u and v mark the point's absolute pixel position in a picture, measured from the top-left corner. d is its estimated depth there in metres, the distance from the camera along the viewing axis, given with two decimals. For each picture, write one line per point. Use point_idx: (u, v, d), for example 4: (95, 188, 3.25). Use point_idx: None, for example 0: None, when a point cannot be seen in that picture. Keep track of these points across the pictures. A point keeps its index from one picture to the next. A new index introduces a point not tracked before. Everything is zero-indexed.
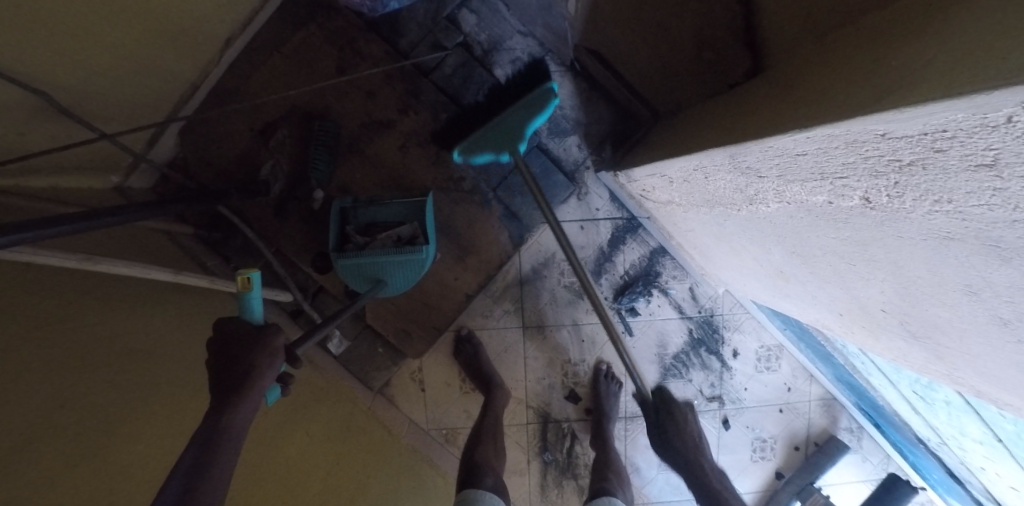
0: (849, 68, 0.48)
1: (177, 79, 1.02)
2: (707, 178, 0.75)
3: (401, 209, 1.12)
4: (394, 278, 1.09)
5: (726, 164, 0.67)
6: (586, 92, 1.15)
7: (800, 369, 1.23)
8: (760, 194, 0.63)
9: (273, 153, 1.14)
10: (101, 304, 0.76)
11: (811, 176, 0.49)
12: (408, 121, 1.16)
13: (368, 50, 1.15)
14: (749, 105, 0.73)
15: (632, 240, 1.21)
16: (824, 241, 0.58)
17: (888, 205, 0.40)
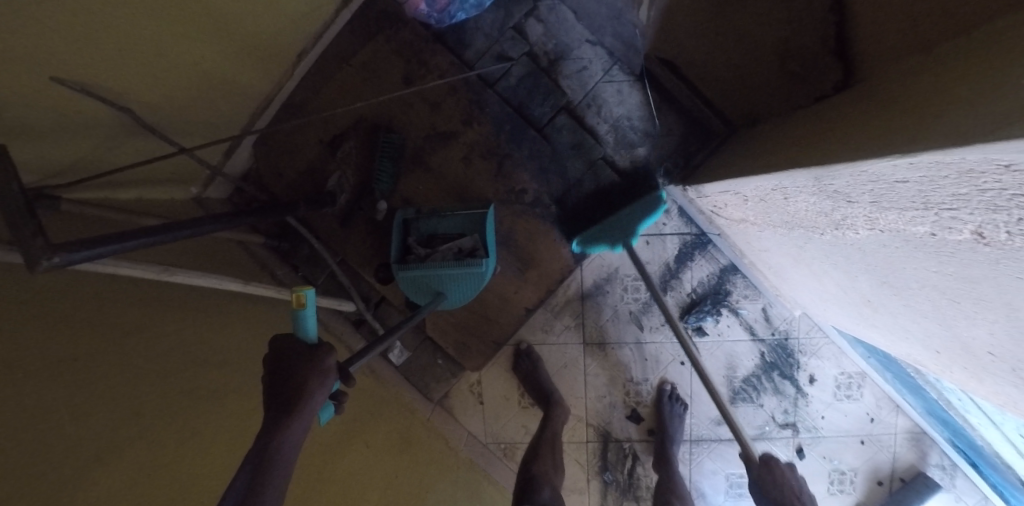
0: (966, 81, 0.46)
1: (247, 91, 1.08)
2: (790, 197, 0.71)
3: (462, 221, 1.12)
4: (453, 290, 1.10)
5: (810, 186, 0.65)
6: (655, 102, 1.11)
7: (887, 399, 1.12)
8: (850, 219, 0.61)
9: (341, 165, 1.17)
10: (160, 313, 0.81)
11: (913, 205, 0.48)
12: (471, 133, 1.17)
13: (434, 62, 1.17)
14: (851, 114, 0.67)
15: (700, 256, 1.14)
16: (922, 273, 0.56)
17: (1009, 244, 0.38)
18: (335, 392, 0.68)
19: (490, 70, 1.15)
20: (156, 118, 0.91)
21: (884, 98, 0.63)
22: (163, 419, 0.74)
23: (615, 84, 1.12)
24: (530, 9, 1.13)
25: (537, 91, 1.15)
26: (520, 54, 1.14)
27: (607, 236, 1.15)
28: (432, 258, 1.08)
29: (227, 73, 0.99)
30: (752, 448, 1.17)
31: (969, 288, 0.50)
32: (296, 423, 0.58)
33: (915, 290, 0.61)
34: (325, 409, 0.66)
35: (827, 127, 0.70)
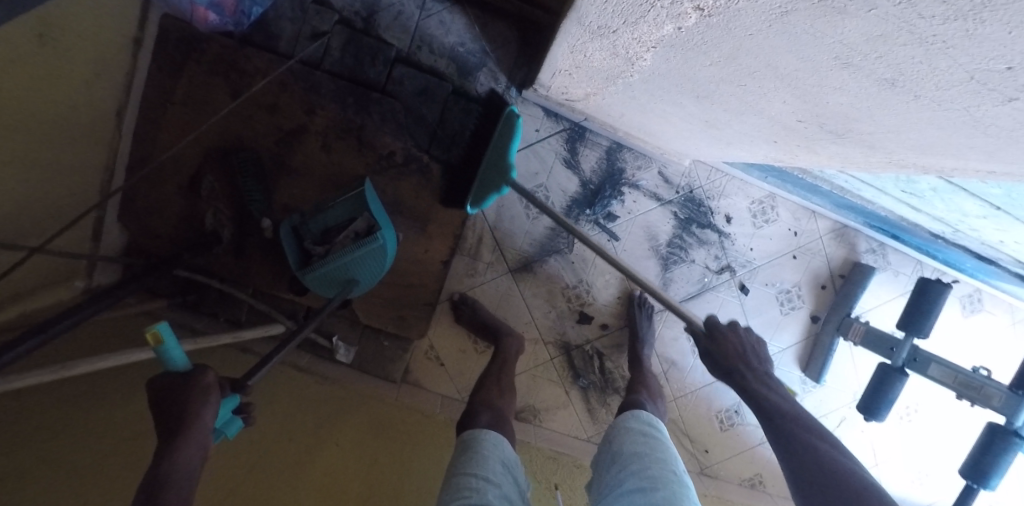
0: None
1: (83, 167, 1.02)
2: (586, 56, 0.66)
3: (351, 205, 1.09)
4: (365, 275, 1.06)
5: (584, 34, 0.59)
6: (479, 17, 1.09)
7: (801, 210, 1.15)
8: (629, 49, 0.55)
9: (211, 201, 1.16)
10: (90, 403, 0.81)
11: (643, 8, 0.45)
12: (319, 120, 1.12)
13: (253, 66, 1.10)
14: None
15: (583, 146, 1.13)
16: (706, 71, 0.52)
17: (721, 4, 0.38)
18: (237, 407, 0.70)
19: (311, 52, 1.10)
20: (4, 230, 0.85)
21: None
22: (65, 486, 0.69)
23: (436, 14, 1.09)
24: None
25: (365, 54, 1.10)
26: (332, 23, 1.09)
27: (488, 184, 1.08)
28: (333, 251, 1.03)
29: (56, 159, 0.93)
30: (700, 302, 1.20)
31: (739, 68, 0.47)
32: (189, 443, 0.58)
33: (718, 93, 0.56)
34: (230, 424, 0.67)
35: None
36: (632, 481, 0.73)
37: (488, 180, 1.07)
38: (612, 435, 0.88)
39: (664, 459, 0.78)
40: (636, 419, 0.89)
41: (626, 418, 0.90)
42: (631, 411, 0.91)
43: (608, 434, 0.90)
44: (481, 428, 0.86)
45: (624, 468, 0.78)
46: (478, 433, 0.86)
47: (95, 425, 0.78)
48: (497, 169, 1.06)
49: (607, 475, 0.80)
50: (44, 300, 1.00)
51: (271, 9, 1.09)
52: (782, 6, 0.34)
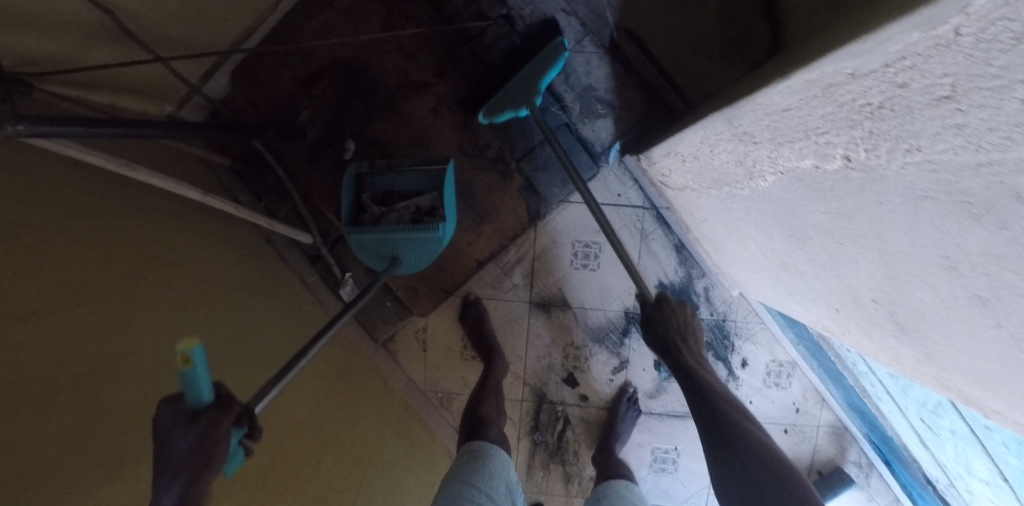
0: (841, 18, 0.48)
1: (232, 16, 1.08)
2: (713, 150, 0.69)
3: (422, 178, 1.08)
4: (411, 256, 1.06)
5: (726, 132, 0.63)
6: (621, 76, 1.16)
7: (812, 392, 1.14)
8: (758, 165, 0.59)
9: (314, 101, 1.21)
10: (136, 213, 0.85)
11: (796, 135, 0.49)
12: (443, 85, 1.18)
13: (414, 13, 1.17)
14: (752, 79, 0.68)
15: (652, 230, 1.18)
16: (816, 217, 0.56)
17: (867, 163, 0.42)
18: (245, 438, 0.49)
19: (468, 27, 1.17)
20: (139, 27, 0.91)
21: (792, 40, 0.62)
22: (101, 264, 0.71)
23: (588, 54, 1.16)
24: None
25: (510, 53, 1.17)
26: (497, 16, 1.16)
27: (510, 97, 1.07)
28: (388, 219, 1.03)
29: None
30: (679, 424, 1.20)
31: (849, 226, 0.51)
32: None
33: (815, 239, 0.59)
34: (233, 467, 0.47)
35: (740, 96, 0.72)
36: None
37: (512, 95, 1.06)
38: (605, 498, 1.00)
39: None
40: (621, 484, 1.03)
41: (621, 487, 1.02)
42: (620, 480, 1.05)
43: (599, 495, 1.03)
44: (487, 441, 0.98)
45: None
46: (487, 446, 0.98)
47: (127, 226, 0.81)
48: (529, 84, 1.06)
49: None
50: (134, 105, 1.05)
51: None
52: (921, 191, 0.38)
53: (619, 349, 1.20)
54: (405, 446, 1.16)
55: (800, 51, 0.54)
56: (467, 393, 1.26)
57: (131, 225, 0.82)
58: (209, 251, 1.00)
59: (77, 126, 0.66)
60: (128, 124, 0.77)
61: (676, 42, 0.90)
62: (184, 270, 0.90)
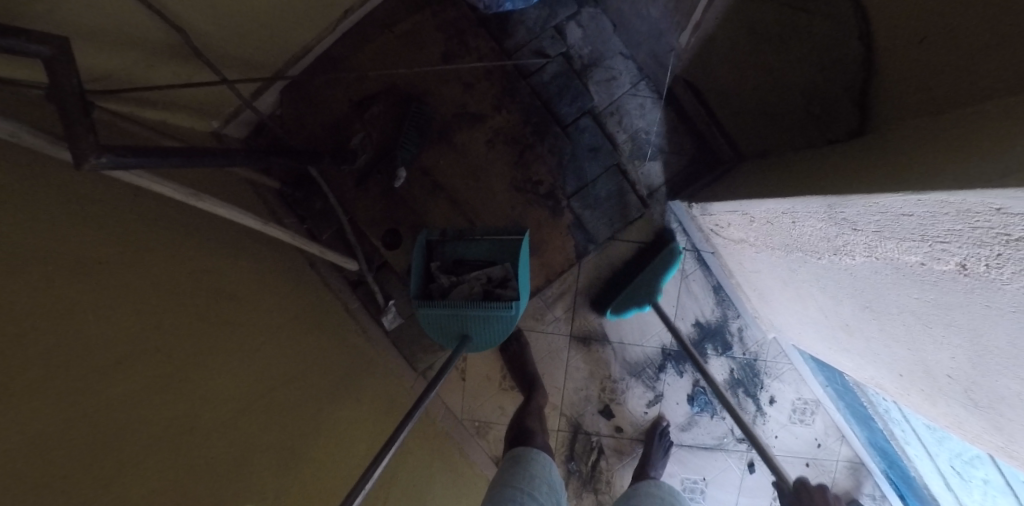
0: (947, 127, 0.54)
1: (294, 37, 1.07)
2: (798, 221, 0.74)
3: (494, 248, 1.11)
4: (480, 331, 1.08)
5: (822, 213, 0.68)
6: (673, 121, 1.21)
7: (832, 428, 1.23)
8: (851, 246, 0.65)
9: (366, 125, 1.21)
10: (182, 236, 0.82)
11: (909, 237, 0.54)
12: (500, 119, 1.21)
13: (474, 45, 1.19)
14: (827, 161, 0.75)
15: (693, 271, 1.24)
16: (904, 300, 0.61)
17: (984, 274, 0.46)
18: None
19: (528, 63, 1.19)
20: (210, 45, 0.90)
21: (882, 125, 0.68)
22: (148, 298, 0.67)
23: (641, 97, 1.21)
24: (573, 14, 1.18)
25: (568, 92, 1.21)
26: (556, 53, 1.20)
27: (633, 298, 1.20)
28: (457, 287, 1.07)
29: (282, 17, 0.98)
30: (708, 456, 1.25)
31: (942, 314, 0.56)
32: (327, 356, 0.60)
33: (894, 317, 0.65)
34: None
35: (811, 169, 0.78)
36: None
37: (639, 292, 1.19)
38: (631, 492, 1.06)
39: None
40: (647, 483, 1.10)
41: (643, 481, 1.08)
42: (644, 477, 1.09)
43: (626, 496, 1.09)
44: (529, 446, 1.02)
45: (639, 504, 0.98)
46: (529, 451, 1.01)
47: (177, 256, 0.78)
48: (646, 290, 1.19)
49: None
50: (182, 123, 1.03)
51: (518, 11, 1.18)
52: None
53: (654, 383, 1.25)
54: (438, 475, 1.14)
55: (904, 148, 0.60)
56: (505, 423, 1.30)
57: (176, 254, 0.78)
58: (252, 271, 0.99)
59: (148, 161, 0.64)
60: (198, 151, 0.75)
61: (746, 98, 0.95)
62: (226, 297, 0.87)
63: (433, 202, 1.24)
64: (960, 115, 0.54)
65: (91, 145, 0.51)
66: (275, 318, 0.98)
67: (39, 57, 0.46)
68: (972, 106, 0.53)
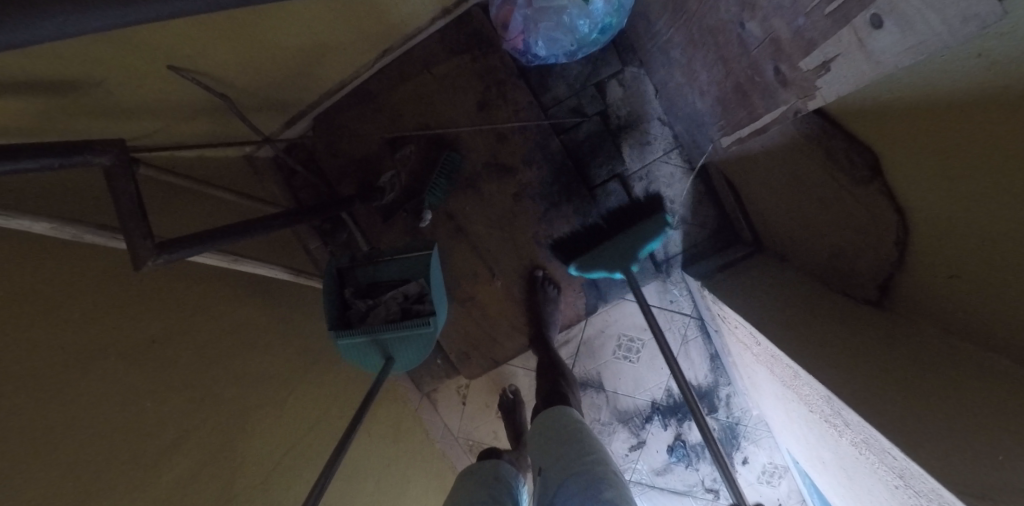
0: (926, 361, 0.59)
1: (322, 72, 1.10)
2: (798, 383, 0.73)
3: (405, 266, 1.03)
4: (405, 352, 1.00)
5: (817, 394, 0.67)
6: (700, 194, 1.24)
7: (796, 493, 1.33)
8: (837, 429, 0.66)
9: (396, 165, 1.27)
10: (211, 302, 0.91)
11: (890, 468, 0.55)
12: (528, 173, 1.25)
13: (511, 96, 1.23)
14: (819, 311, 0.79)
15: (693, 336, 1.31)
16: (879, 496, 0.63)
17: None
18: None
19: (564, 120, 1.24)
20: (233, 86, 0.93)
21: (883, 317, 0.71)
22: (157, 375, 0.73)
23: (671, 166, 1.24)
24: (616, 72, 1.22)
25: (600, 153, 1.25)
26: (593, 112, 1.24)
27: (608, 262, 1.20)
28: (375, 309, 0.97)
29: (308, 54, 1.01)
30: (677, 499, 1.38)
31: None
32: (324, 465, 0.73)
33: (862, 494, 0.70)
34: None
35: (803, 313, 0.82)
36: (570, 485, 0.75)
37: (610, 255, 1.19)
38: (551, 423, 0.90)
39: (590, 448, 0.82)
40: (568, 416, 0.91)
41: (557, 413, 0.92)
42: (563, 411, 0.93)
43: (539, 421, 0.93)
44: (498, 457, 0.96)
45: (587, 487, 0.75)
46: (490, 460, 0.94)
47: (188, 322, 0.83)
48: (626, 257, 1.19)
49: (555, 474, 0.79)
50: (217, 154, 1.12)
51: (561, 65, 1.22)
52: None
53: (639, 431, 1.35)
54: (425, 495, 1.25)
55: (889, 352, 0.63)
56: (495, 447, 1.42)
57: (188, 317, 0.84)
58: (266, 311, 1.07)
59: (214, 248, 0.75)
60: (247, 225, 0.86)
61: (769, 207, 0.95)
62: (235, 345, 0.93)
63: (454, 244, 1.31)
64: (948, 354, 0.57)
65: (149, 249, 0.59)
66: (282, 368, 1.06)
67: (101, 165, 0.56)
68: (961, 350, 0.57)
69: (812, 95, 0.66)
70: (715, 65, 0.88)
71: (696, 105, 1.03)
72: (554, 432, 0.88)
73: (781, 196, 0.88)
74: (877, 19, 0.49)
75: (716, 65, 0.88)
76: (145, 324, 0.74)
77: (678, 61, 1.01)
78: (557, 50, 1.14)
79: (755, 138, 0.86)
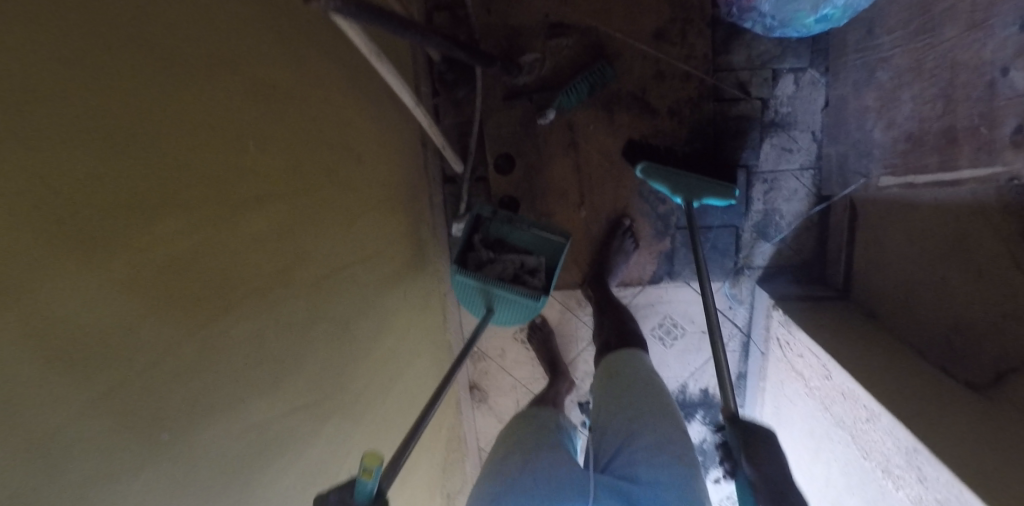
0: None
1: None
2: (868, 427, 0.77)
3: (537, 240, 0.96)
4: (502, 313, 0.95)
5: (897, 441, 0.69)
6: (811, 223, 1.23)
7: None
8: (904, 480, 0.67)
9: (546, 51, 1.22)
10: (328, 85, 0.86)
11: None
12: (666, 124, 1.21)
13: (689, 40, 1.17)
14: (903, 368, 0.81)
15: (734, 353, 1.37)
16: None
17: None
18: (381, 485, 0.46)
19: (726, 89, 1.18)
20: None
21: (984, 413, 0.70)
22: (277, 129, 0.71)
23: (799, 184, 1.21)
24: (798, 67, 1.16)
25: (741, 138, 1.21)
26: (756, 95, 1.18)
27: (667, 184, 1.12)
28: (491, 265, 0.92)
29: None
30: None
31: None
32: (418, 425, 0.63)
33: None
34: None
35: (884, 362, 0.84)
36: (642, 440, 0.84)
37: (672, 179, 1.10)
38: (621, 370, 0.99)
39: (658, 406, 0.89)
40: (637, 365, 0.99)
41: (623, 357, 1.01)
42: (631, 358, 1.01)
43: (608, 363, 1.03)
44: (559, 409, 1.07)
45: (638, 414, 0.88)
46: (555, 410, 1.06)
47: (307, 92, 0.80)
48: (689, 188, 1.11)
49: (621, 429, 0.88)
50: None
51: (751, 35, 1.15)
52: None
53: None
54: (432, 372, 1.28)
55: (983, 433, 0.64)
56: (497, 362, 1.50)
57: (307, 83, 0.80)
58: (379, 129, 1.05)
59: (361, 22, 0.72)
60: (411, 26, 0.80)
61: (892, 263, 0.95)
62: (344, 147, 0.90)
63: (560, 160, 1.28)
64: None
65: None
66: (381, 193, 1.05)
67: None
68: None
69: None
70: (930, 102, 0.80)
71: (872, 134, 0.97)
72: (623, 371, 0.99)
73: (918, 257, 0.86)
74: None
75: (932, 102, 0.80)
76: (266, 71, 0.69)
77: (879, 82, 0.94)
78: (784, 13, 0.99)
79: (932, 188, 0.81)
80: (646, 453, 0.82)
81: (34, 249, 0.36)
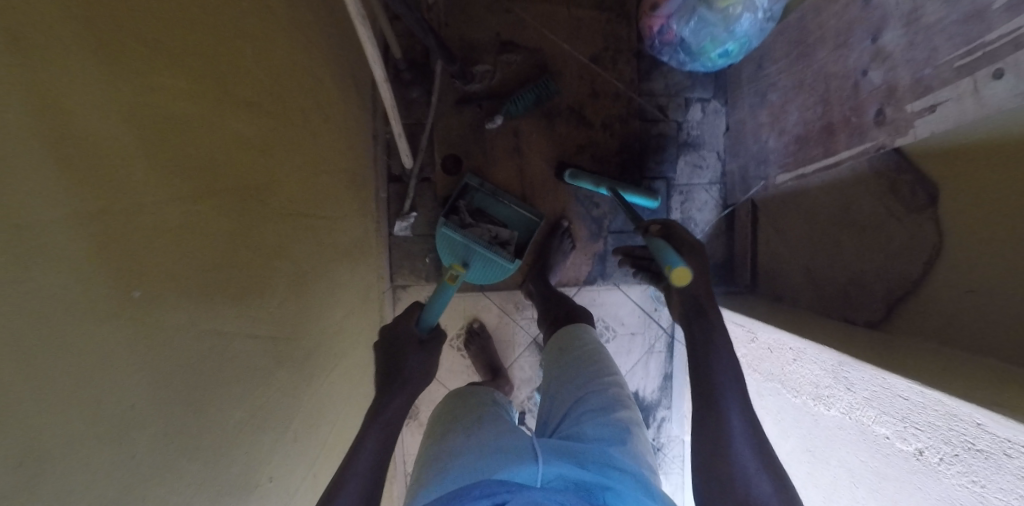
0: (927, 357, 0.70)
1: None
2: (795, 365, 0.85)
3: (510, 215, 1.24)
4: (477, 269, 1.16)
5: (826, 363, 0.76)
6: (720, 230, 1.42)
7: None
8: (834, 397, 0.74)
9: (497, 63, 1.32)
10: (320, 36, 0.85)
11: (892, 414, 0.62)
12: (601, 136, 1.36)
13: (620, 67, 1.36)
14: (817, 322, 0.94)
15: (660, 353, 1.47)
16: (851, 458, 0.70)
17: (933, 465, 0.55)
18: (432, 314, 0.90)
19: (649, 111, 1.38)
20: None
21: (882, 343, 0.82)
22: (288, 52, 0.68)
23: (709, 195, 1.42)
24: (704, 99, 1.40)
25: (662, 153, 1.39)
26: (673, 118, 1.39)
27: (595, 180, 1.25)
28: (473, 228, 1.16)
29: None
30: None
31: (875, 480, 0.65)
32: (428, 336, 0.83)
33: (829, 467, 0.76)
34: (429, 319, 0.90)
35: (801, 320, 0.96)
36: (590, 402, 0.74)
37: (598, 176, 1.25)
38: (573, 343, 0.91)
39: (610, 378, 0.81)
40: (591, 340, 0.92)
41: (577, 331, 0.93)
42: (582, 335, 0.93)
43: (558, 338, 0.94)
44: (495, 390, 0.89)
45: (583, 382, 0.79)
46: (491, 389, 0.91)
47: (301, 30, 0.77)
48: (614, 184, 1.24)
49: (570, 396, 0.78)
50: None
51: (667, 68, 1.38)
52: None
53: None
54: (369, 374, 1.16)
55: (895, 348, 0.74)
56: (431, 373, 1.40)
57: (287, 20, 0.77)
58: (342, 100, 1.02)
59: None
60: None
61: (790, 247, 1.13)
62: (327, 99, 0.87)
63: (504, 162, 1.34)
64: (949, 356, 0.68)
65: None
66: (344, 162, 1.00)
67: None
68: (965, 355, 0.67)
69: (903, 133, 0.78)
70: (812, 109, 1.01)
71: (768, 143, 1.19)
72: (573, 344, 0.91)
73: (812, 235, 1.04)
74: (992, 73, 0.62)
75: (814, 108, 1.00)
76: None
77: (771, 102, 1.16)
78: (702, 36, 1.12)
79: (819, 173, 1.01)
80: (593, 415, 0.72)
81: (89, 28, 0.30)
